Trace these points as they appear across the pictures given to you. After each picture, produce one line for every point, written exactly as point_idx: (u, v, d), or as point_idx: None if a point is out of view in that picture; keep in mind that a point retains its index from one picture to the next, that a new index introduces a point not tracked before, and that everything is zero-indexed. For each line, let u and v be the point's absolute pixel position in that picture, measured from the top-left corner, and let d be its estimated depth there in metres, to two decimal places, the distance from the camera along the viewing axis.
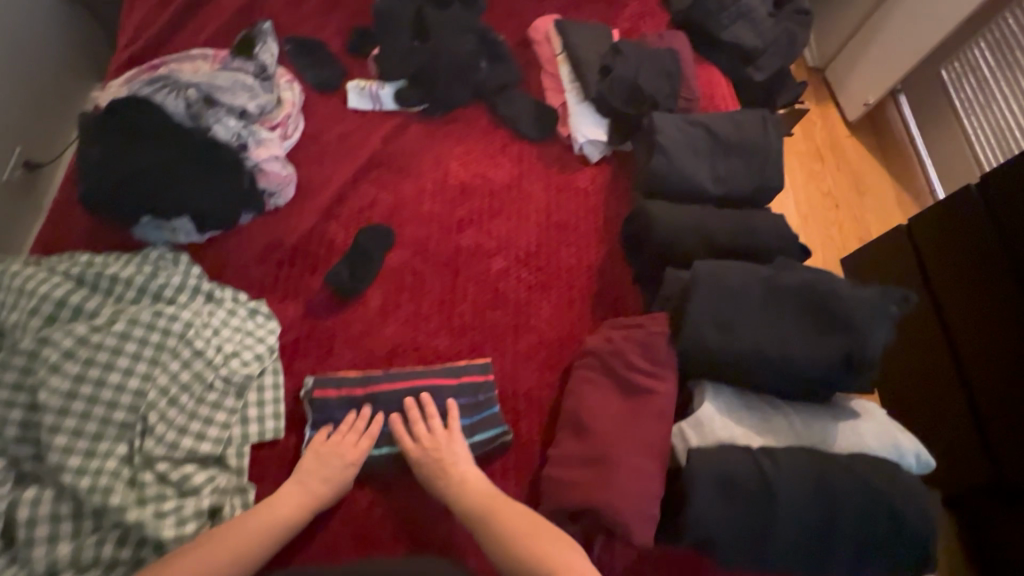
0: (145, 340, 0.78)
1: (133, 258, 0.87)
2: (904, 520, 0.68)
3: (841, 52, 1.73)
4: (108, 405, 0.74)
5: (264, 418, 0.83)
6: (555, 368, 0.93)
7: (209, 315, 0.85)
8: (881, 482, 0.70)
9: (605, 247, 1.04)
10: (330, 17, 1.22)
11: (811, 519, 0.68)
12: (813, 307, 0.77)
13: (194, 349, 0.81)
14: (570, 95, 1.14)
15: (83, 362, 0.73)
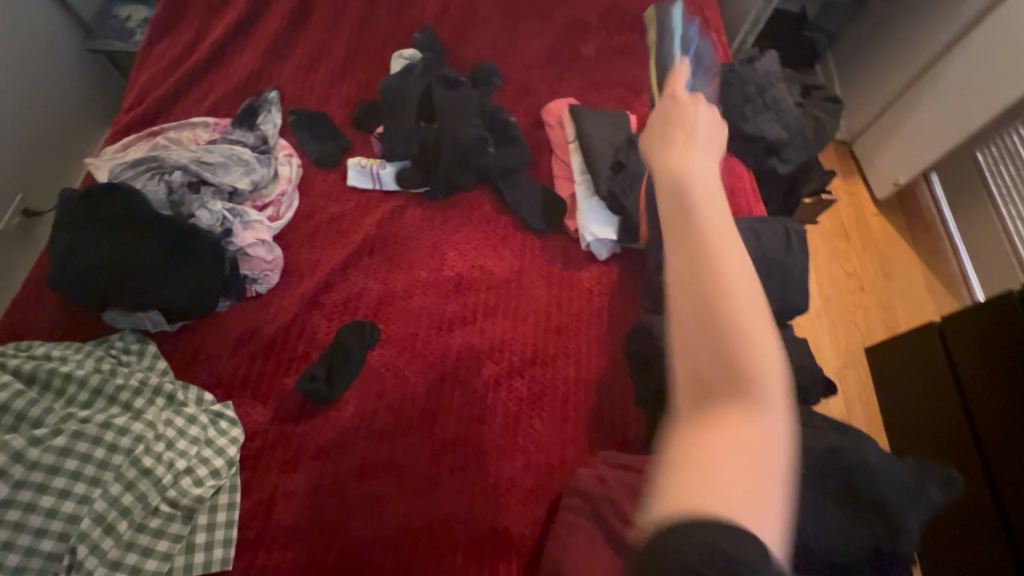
0: (89, 456, 0.72)
1: (94, 351, 0.82)
2: None
3: (868, 131, 1.65)
4: (37, 532, 0.68)
5: (212, 546, 0.75)
6: (542, 502, 0.83)
7: (166, 424, 0.78)
8: None
9: (606, 358, 0.96)
10: (338, 89, 1.19)
11: None
12: (835, 476, 0.67)
13: (142, 466, 0.74)
14: (580, 187, 1.08)
15: (17, 483, 0.68)
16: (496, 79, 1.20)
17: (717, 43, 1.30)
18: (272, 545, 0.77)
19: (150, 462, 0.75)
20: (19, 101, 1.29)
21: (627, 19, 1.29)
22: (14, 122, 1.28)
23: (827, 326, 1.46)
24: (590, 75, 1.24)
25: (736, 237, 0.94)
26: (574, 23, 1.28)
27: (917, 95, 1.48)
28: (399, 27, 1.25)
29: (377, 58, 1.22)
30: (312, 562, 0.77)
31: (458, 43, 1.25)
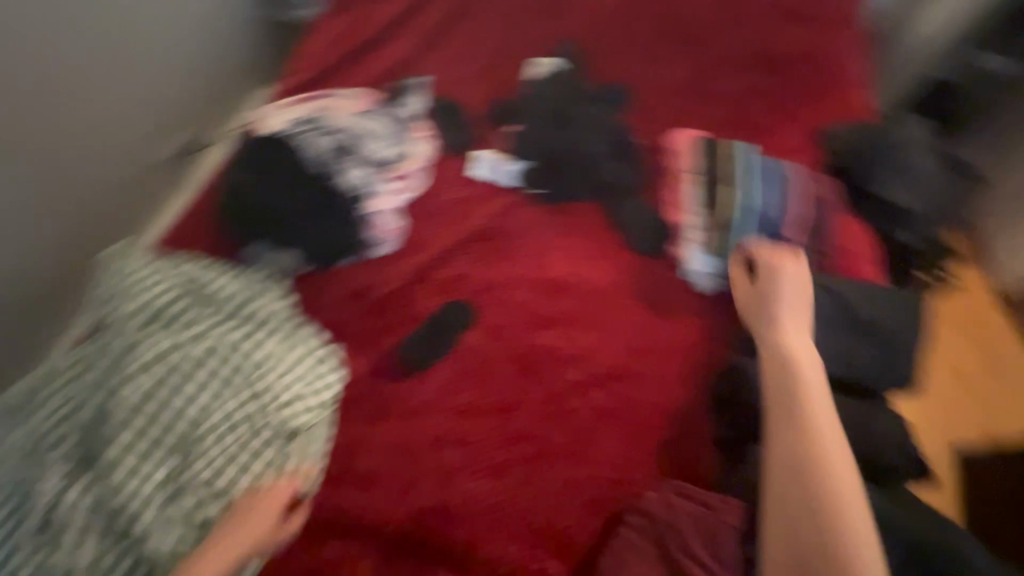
0: (214, 370, 0.82)
1: (237, 275, 0.94)
2: None
3: (1005, 217, 1.52)
4: (164, 423, 0.79)
5: (297, 475, 0.81)
6: (599, 512, 0.84)
7: (281, 356, 0.86)
8: None
9: (690, 392, 0.95)
10: (481, 85, 1.27)
11: None
12: None
13: (254, 390, 0.83)
14: (690, 219, 1.09)
15: (158, 378, 0.81)
16: (628, 100, 1.24)
17: (862, 103, 1.26)
18: (349, 484, 0.85)
19: (259, 386, 0.83)
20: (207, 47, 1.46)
21: (771, 63, 1.29)
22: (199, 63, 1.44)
23: (918, 418, 1.38)
24: (723, 110, 1.24)
25: (853, 301, 0.91)
26: (715, 58, 1.29)
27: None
28: (545, 37, 1.31)
29: (519, 62, 1.29)
30: (378, 513, 0.82)
31: (597, 59, 1.29)
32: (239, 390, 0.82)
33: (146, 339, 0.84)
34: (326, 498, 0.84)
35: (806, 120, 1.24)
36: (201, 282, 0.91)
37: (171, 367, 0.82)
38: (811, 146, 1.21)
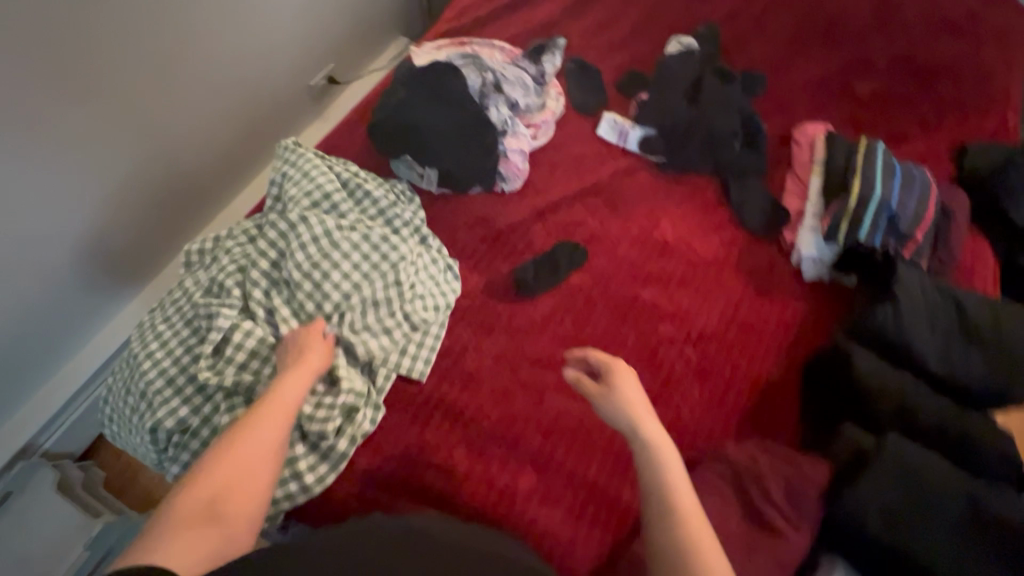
0: (366, 255, 0.91)
1: (384, 183, 1.02)
2: None
3: None
4: (323, 289, 0.88)
5: (417, 359, 0.92)
6: (680, 456, 0.88)
7: (418, 257, 0.97)
8: None
9: (782, 367, 0.96)
10: (615, 53, 1.32)
11: None
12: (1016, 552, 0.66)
13: (395, 279, 0.92)
14: (809, 208, 1.08)
15: (322, 250, 0.89)
16: (760, 87, 1.25)
17: (1010, 123, 1.22)
18: (452, 382, 0.92)
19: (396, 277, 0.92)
20: None
21: (916, 73, 1.26)
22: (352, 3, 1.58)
23: None
24: (856, 111, 1.23)
25: (972, 308, 0.90)
26: (857, 60, 1.28)
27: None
28: (686, 18, 1.35)
29: (656, 38, 1.34)
30: (476, 411, 0.89)
31: (735, 45, 1.31)
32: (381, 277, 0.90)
33: (309, 215, 0.90)
34: (434, 386, 0.91)
35: (944, 134, 1.21)
36: (358, 179, 1.00)
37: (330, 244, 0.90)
38: (945, 161, 1.19)
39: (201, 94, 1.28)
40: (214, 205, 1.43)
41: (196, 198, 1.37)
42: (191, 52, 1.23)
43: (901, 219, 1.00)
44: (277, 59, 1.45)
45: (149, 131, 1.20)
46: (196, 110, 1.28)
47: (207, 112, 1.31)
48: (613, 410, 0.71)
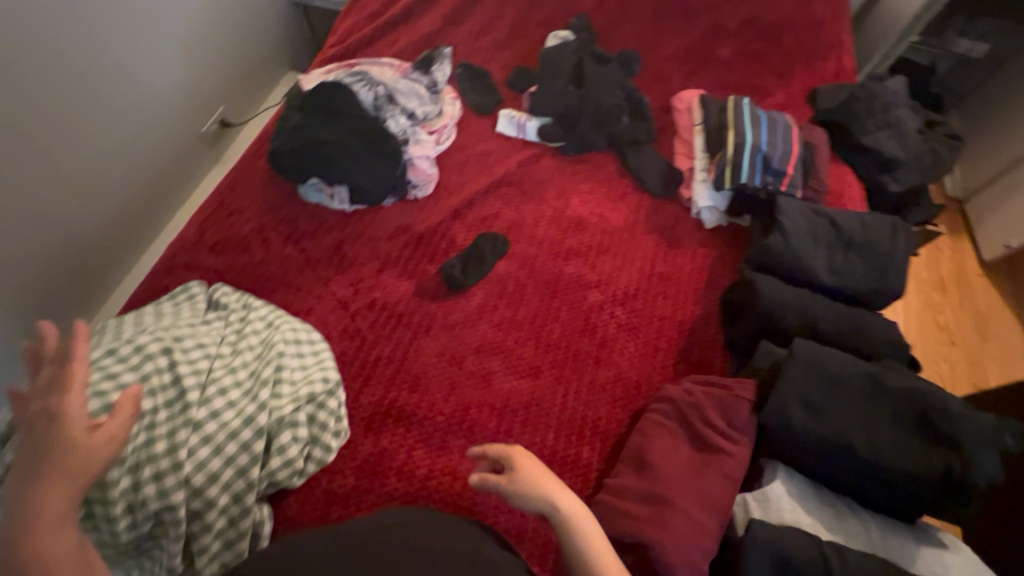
0: (241, 432, 0.75)
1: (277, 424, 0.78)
2: None
3: (981, 194, 1.95)
4: (217, 425, 0.75)
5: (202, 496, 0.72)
6: (627, 407, 0.94)
7: (231, 462, 0.74)
8: None
9: (702, 308, 1.05)
10: (500, 54, 1.39)
11: None
12: (916, 417, 0.75)
13: (223, 460, 0.74)
14: (698, 163, 1.18)
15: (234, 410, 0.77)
16: (637, 65, 1.36)
17: (846, 65, 1.39)
18: (400, 386, 0.92)
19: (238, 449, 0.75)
20: (231, 27, 1.59)
21: (765, 32, 1.41)
22: (224, 40, 1.57)
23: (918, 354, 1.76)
24: (723, 76, 1.37)
25: (843, 221, 1.03)
26: (715, 28, 1.42)
27: (1012, 182, 1.83)
28: (559, 11, 1.44)
29: (535, 35, 1.42)
30: (429, 410, 0.90)
31: (607, 31, 1.42)
32: (164, 517, 0.70)
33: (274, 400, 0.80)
34: (386, 394, 0.91)
35: (798, 81, 1.37)
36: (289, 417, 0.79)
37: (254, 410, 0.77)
38: (802, 104, 1.34)
39: (102, 165, 1.27)
40: (121, 273, 1.40)
41: (100, 266, 1.33)
42: (84, 123, 1.21)
43: (773, 159, 1.10)
44: (160, 111, 1.41)
45: (52, 206, 1.17)
46: (99, 179, 1.27)
47: (111, 181, 1.31)
48: (524, 499, 0.68)
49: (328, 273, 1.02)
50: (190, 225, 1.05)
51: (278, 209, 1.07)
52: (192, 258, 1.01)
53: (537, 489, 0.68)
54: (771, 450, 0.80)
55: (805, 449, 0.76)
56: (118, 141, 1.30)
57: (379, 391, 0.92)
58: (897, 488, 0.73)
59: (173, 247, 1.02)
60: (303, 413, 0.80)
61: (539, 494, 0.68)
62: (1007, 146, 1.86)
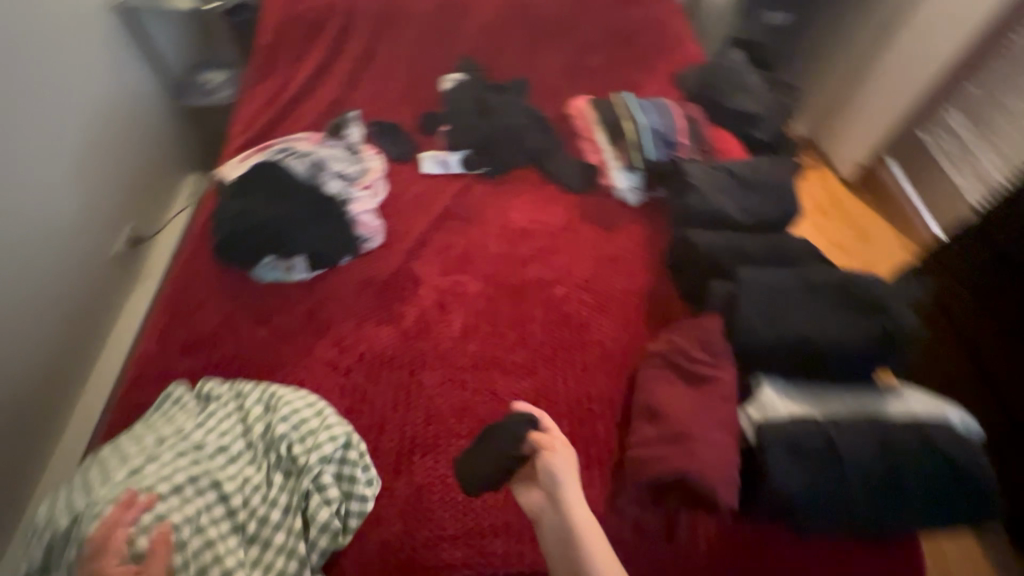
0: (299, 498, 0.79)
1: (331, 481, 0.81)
2: (958, 469, 0.79)
3: (820, 128, 2.24)
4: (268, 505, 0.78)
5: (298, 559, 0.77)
6: (622, 375, 1.03)
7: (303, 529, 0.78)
8: (931, 437, 0.81)
9: (652, 273, 1.18)
10: (403, 105, 1.49)
11: (871, 471, 0.79)
12: (850, 298, 0.91)
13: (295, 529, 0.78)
14: (608, 156, 1.35)
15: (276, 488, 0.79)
16: (527, 89, 1.51)
17: (694, 50, 1.65)
18: (415, 422, 0.95)
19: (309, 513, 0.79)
20: (127, 142, 1.57)
21: (622, 38, 1.64)
22: (122, 158, 1.55)
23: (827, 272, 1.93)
24: (599, 80, 1.56)
25: (738, 170, 1.22)
26: (580, 44, 1.63)
27: (843, 107, 2.11)
28: (444, 59, 1.57)
29: (428, 80, 1.53)
30: (448, 434, 0.94)
31: (493, 66, 1.58)
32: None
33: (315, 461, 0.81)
34: (403, 434, 0.94)
35: (662, 72, 1.59)
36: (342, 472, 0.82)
37: (301, 477, 0.80)
38: (671, 88, 1.56)
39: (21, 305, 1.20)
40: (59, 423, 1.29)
41: (34, 423, 1.22)
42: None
43: (665, 135, 1.32)
44: (68, 241, 1.34)
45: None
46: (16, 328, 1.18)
47: (29, 327, 1.21)
48: (555, 524, 0.77)
49: (308, 341, 1.03)
50: (153, 338, 1.02)
51: (237, 296, 1.07)
52: (166, 367, 0.99)
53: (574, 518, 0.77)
54: (754, 366, 0.91)
55: (776, 353, 0.89)
56: (25, 281, 1.22)
57: (395, 434, 0.94)
58: (854, 359, 0.88)
59: (141, 365, 1.00)
60: (346, 463, 0.83)
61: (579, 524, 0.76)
62: (833, 80, 2.14)
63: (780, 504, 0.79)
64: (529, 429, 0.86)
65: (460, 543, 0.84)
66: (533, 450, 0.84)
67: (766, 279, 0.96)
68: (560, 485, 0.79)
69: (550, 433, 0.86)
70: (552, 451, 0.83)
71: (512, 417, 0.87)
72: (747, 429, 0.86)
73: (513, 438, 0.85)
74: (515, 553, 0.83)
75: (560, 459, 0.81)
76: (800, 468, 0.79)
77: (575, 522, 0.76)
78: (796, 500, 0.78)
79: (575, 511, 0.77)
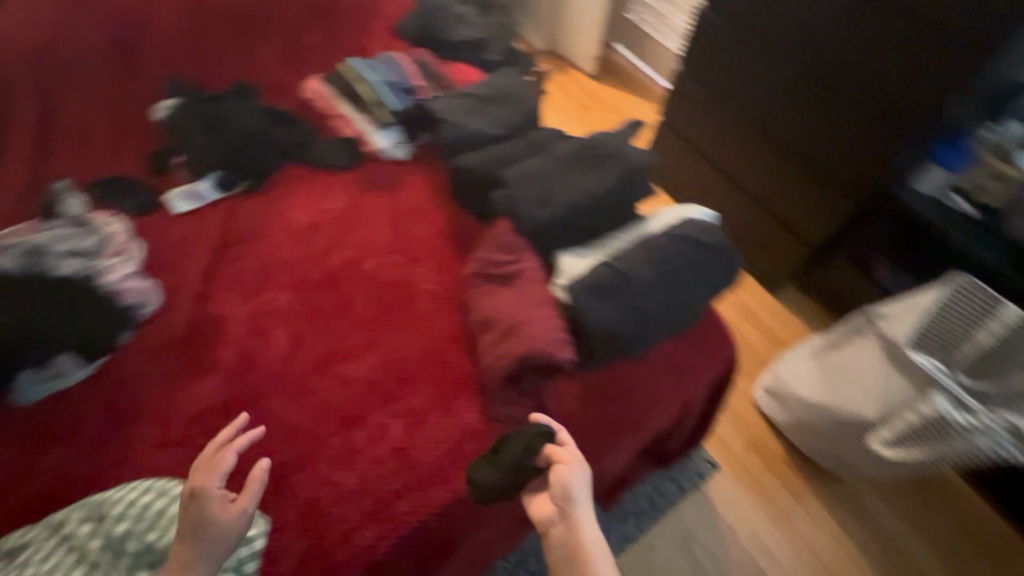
0: None
1: None
2: (710, 246, 0.98)
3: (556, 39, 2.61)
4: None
5: None
6: (454, 307, 1.08)
7: None
8: (684, 231, 0.98)
9: (446, 210, 1.23)
10: (121, 152, 1.31)
11: (655, 278, 0.93)
12: (591, 156, 1.07)
13: None
14: (360, 123, 1.37)
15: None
16: (253, 89, 1.43)
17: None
18: (275, 448, 0.91)
19: None
20: None
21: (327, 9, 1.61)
22: None
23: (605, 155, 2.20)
24: (323, 57, 1.54)
25: (476, 91, 1.32)
26: (288, 27, 1.56)
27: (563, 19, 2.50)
28: (146, 89, 1.40)
29: (133, 117, 1.35)
30: (314, 440, 0.92)
31: (207, 80, 1.45)
32: None
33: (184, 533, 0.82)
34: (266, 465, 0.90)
35: (380, 30, 1.61)
36: None
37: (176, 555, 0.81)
38: (396, 42, 1.60)
39: None
40: None
41: None
42: None
43: (399, 83, 1.38)
44: None
45: None
46: None
47: None
48: (558, 533, 0.83)
49: (124, 433, 0.94)
50: None
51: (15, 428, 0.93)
52: None
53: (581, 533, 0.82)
54: (548, 246, 1.02)
55: (557, 226, 1.01)
56: None
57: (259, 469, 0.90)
58: (615, 201, 1.03)
59: None
60: None
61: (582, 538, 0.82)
62: None
63: (605, 340, 0.91)
64: (547, 442, 0.87)
65: (369, 523, 0.85)
66: (547, 464, 0.86)
67: (527, 169, 1.07)
68: (573, 502, 0.84)
69: (568, 445, 0.88)
70: (567, 467, 0.85)
71: (534, 428, 0.88)
72: (560, 297, 0.95)
73: (529, 453, 0.85)
74: (425, 502, 0.87)
75: (574, 474, 0.84)
76: (606, 305, 0.91)
77: (581, 536, 0.82)
78: (614, 329, 0.91)
79: (585, 528, 0.83)
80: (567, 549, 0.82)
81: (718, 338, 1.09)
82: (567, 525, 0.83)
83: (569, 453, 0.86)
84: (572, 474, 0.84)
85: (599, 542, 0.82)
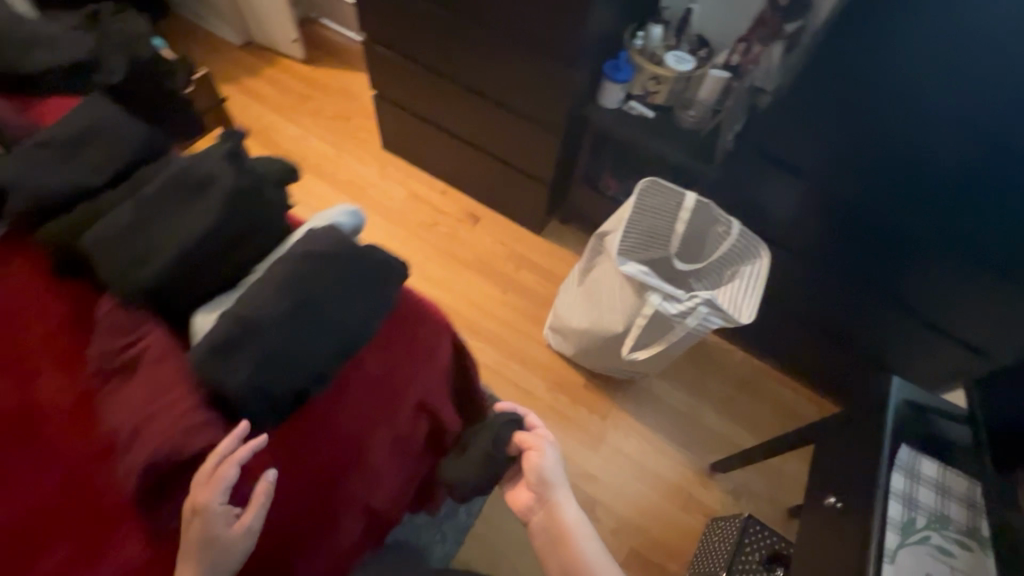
0: None
1: None
2: (354, 257, 0.91)
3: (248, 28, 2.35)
4: None
5: None
6: (89, 411, 0.87)
7: None
8: (317, 249, 0.90)
9: (58, 290, 0.97)
10: None
11: (288, 312, 0.84)
12: (186, 189, 0.91)
13: None
14: None
15: None
16: None
17: None
18: None
19: None
20: None
21: None
22: None
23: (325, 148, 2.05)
24: None
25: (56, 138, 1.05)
26: None
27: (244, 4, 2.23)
28: None
29: None
30: None
31: None
32: None
33: None
34: None
35: None
36: None
37: None
38: None
39: None
40: None
41: None
42: None
43: None
44: None
45: None
46: None
47: None
48: (540, 520, 0.96)
49: None
50: None
51: None
52: None
53: (560, 514, 0.95)
54: (171, 310, 0.89)
55: (164, 284, 0.85)
56: None
57: None
58: (231, 230, 0.89)
59: None
60: None
61: (568, 516, 0.95)
62: None
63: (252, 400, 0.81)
64: (517, 428, 1.01)
65: None
66: (518, 450, 1.00)
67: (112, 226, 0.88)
68: (549, 486, 0.97)
69: (538, 429, 1.02)
70: (540, 449, 0.98)
71: (503, 419, 1.02)
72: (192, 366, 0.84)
73: (500, 442, 1.00)
74: None
75: (545, 456, 0.98)
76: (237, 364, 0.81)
77: (565, 515, 0.95)
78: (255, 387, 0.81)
79: (565, 508, 0.95)
80: (549, 533, 0.94)
81: (426, 331, 1.03)
82: (546, 508, 0.96)
83: (542, 437, 1.00)
84: (544, 459, 0.97)
85: (578, 520, 0.94)
